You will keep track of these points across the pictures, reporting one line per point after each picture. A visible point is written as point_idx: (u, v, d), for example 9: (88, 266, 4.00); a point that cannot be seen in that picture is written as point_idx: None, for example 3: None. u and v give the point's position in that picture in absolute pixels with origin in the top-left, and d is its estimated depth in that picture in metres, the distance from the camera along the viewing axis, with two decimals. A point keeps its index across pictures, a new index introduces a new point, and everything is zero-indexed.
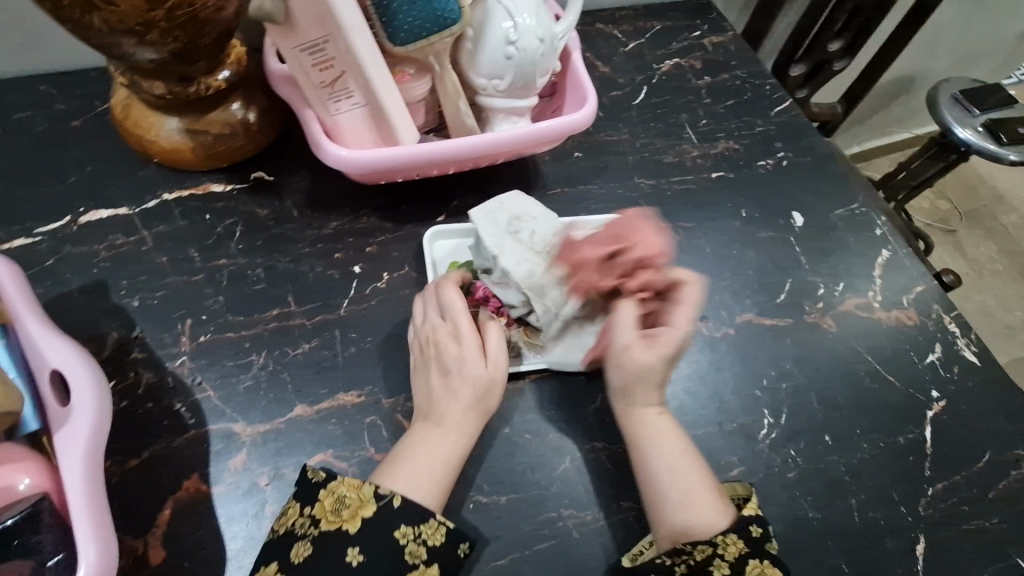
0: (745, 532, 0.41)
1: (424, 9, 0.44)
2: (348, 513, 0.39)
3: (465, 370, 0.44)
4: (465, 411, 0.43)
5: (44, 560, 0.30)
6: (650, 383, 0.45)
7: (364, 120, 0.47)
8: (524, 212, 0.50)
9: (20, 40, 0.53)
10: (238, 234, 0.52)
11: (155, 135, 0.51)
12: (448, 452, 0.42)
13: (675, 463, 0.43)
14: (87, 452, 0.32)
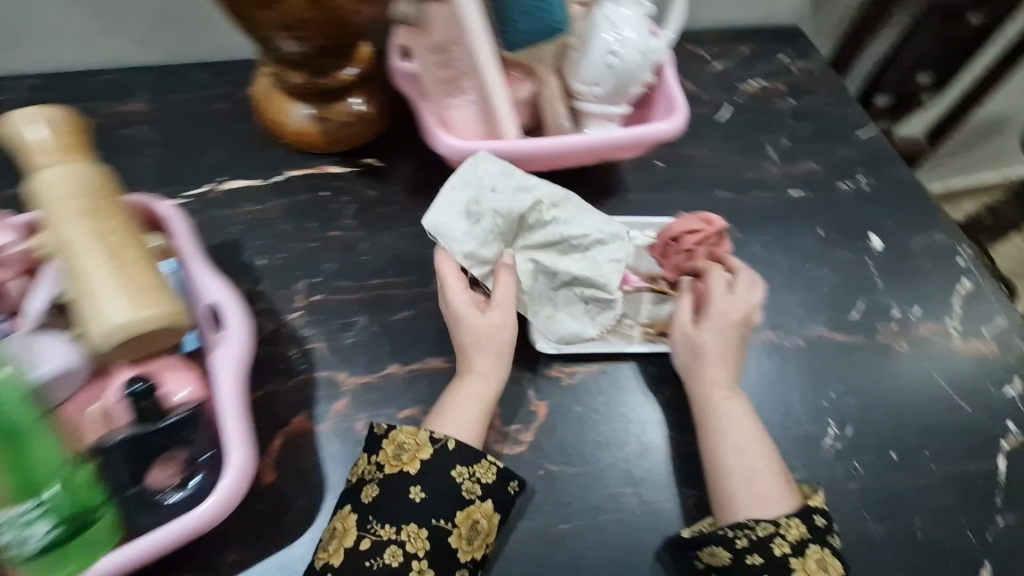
0: (808, 519, 0.44)
1: (535, 20, 0.49)
2: (408, 457, 0.43)
3: (472, 325, 0.48)
4: (493, 347, 0.48)
5: (198, 456, 0.36)
6: (713, 362, 0.50)
7: (475, 116, 0.51)
8: (484, 182, 0.49)
9: (187, 32, 0.61)
10: (350, 211, 0.59)
11: (287, 119, 0.59)
12: (484, 393, 0.47)
13: (737, 445, 0.47)
14: (237, 373, 0.39)
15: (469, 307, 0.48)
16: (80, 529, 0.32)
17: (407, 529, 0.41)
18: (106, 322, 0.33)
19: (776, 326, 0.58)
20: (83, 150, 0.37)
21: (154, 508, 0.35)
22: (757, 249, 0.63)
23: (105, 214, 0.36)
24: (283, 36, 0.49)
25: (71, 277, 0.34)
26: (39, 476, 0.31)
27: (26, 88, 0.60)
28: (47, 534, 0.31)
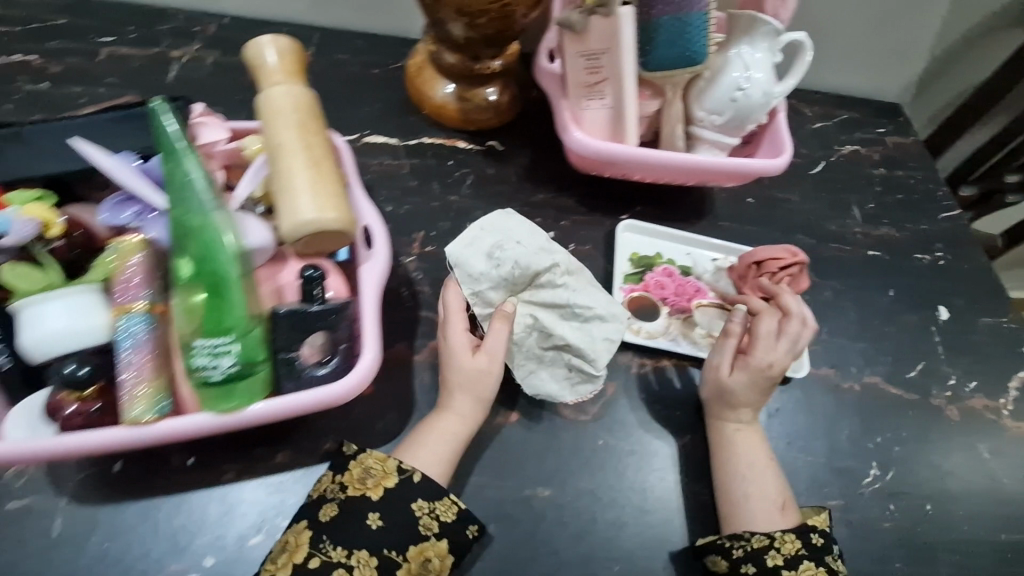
0: (804, 537, 0.48)
1: (679, 49, 0.55)
2: (373, 482, 0.44)
3: (462, 363, 0.49)
4: (474, 392, 0.49)
5: (337, 341, 0.42)
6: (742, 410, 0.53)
7: (605, 118, 0.58)
8: (508, 236, 0.52)
9: (358, 5, 0.70)
10: (469, 182, 0.65)
11: (433, 93, 0.66)
12: (453, 431, 0.48)
13: (743, 475, 0.51)
14: (378, 284, 0.45)
15: (460, 341, 0.49)
16: (246, 374, 0.38)
17: (357, 556, 0.42)
18: (299, 217, 0.40)
19: (837, 366, 0.62)
20: (299, 77, 0.44)
21: (297, 378, 0.41)
22: (829, 295, 0.67)
23: (310, 130, 0.42)
24: (454, 16, 0.56)
25: (275, 176, 0.41)
26: (228, 321, 0.37)
27: (217, 24, 0.69)
28: (224, 369, 0.37)
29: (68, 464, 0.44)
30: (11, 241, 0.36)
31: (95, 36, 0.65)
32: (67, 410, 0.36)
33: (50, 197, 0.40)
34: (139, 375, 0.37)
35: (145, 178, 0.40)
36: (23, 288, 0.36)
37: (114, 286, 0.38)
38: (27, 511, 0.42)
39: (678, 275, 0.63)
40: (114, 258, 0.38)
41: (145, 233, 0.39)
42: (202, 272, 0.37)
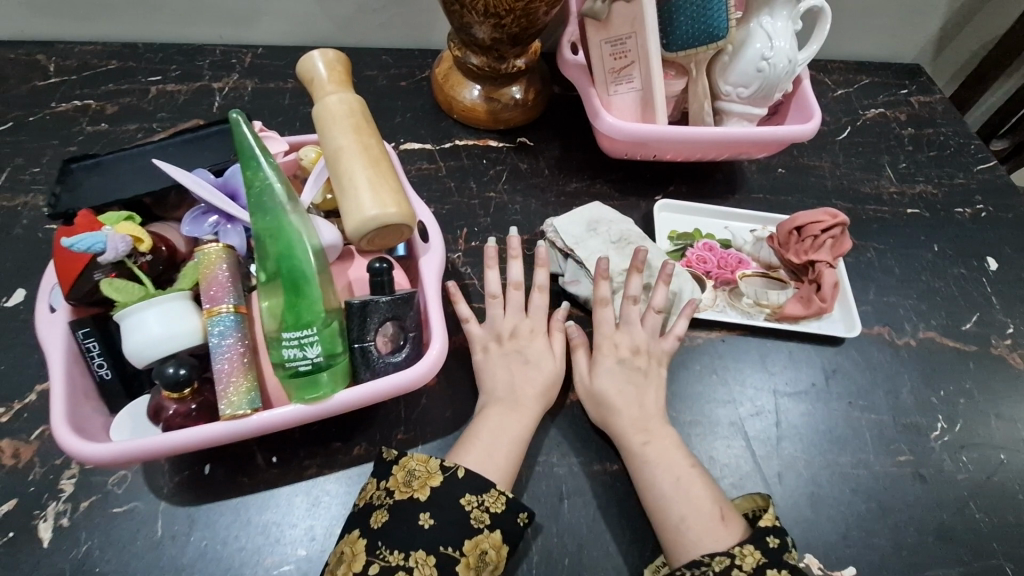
0: (762, 543, 0.43)
1: (701, 25, 0.57)
2: (418, 483, 0.43)
3: (549, 368, 0.51)
4: (538, 388, 0.50)
5: (405, 327, 0.43)
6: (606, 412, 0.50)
7: (634, 101, 0.60)
8: (602, 218, 0.61)
9: (380, 23, 0.72)
10: (505, 177, 0.68)
11: (462, 97, 0.69)
12: (503, 416, 0.48)
13: (671, 485, 0.46)
14: (438, 274, 0.48)
15: (537, 340, 0.53)
16: (330, 364, 0.40)
17: (415, 556, 0.40)
18: (364, 214, 0.43)
19: (891, 323, 0.62)
20: (348, 85, 0.49)
21: (374, 368, 0.43)
22: (873, 255, 0.67)
23: (366, 134, 0.46)
24: (480, 19, 0.59)
25: (338, 178, 0.45)
26: (310, 311, 0.40)
27: (252, 54, 0.73)
28: (309, 359, 0.40)
29: (164, 468, 0.46)
30: (109, 257, 0.41)
31: (143, 76, 0.69)
32: (170, 409, 0.40)
33: (135, 215, 0.44)
34: (231, 369, 0.40)
35: (216, 192, 0.45)
36: (121, 299, 0.40)
37: (202, 289, 0.41)
38: (130, 514, 0.44)
39: (718, 248, 0.63)
40: (201, 264, 0.42)
41: (223, 243, 0.44)
42: (283, 270, 0.40)
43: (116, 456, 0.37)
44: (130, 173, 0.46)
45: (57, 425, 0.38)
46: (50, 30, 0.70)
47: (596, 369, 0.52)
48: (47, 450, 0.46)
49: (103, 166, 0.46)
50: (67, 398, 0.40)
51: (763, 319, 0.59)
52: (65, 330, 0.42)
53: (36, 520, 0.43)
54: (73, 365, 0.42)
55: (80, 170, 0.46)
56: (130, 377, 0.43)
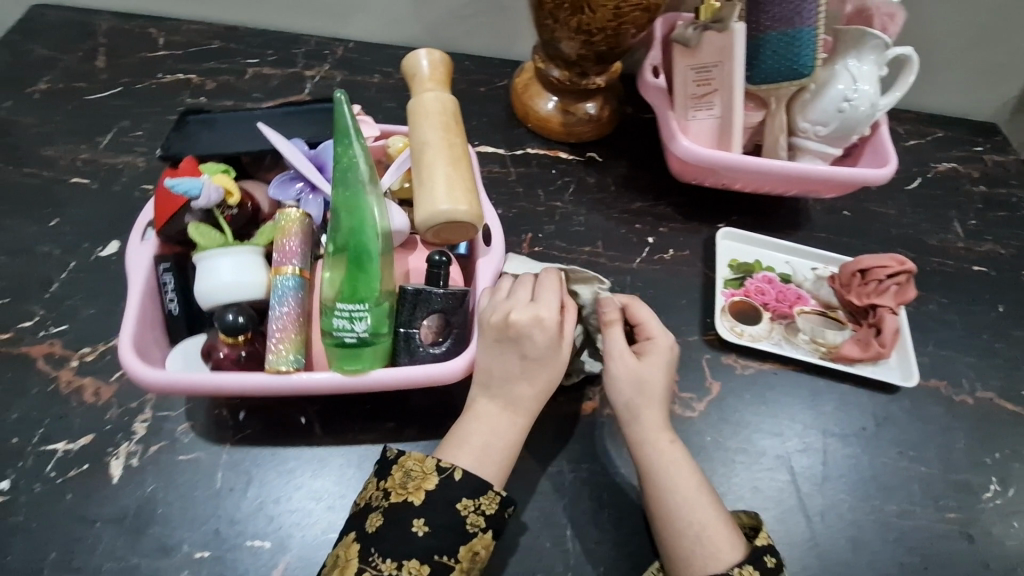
0: (759, 563, 0.43)
1: (786, 62, 0.58)
2: (414, 485, 0.42)
3: (551, 361, 0.46)
4: (536, 387, 0.45)
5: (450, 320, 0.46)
6: (648, 411, 0.48)
7: (711, 127, 0.61)
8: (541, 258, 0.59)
9: (468, 30, 0.75)
10: (571, 189, 0.69)
11: (537, 108, 0.71)
12: (495, 412, 0.45)
13: (686, 497, 0.45)
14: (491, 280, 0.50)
15: (540, 332, 0.45)
16: (373, 341, 0.43)
17: (409, 566, 0.39)
18: (436, 207, 0.45)
19: (948, 378, 0.61)
20: (445, 87, 0.51)
21: (413, 354, 0.46)
22: (934, 307, 0.66)
23: (452, 133, 0.49)
24: (570, 34, 0.60)
25: (419, 170, 0.47)
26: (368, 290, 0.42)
27: (344, 48, 0.76)
28: (357, 333, 0.42)
29: (228, 424, 0.48)
30: (200, 203, 0.45)
31: (241, 58, 0.74)
32: (220, 352, 0.43)
33: (231, 169, 0.48)
34: (285, 331, 0.43)
35: (309, 164, 0.48)
36: (202, 243, 0.44)
37: (275, 249, 0.45)
38: (194, 463, 0.46)
39: (778, 282, 0.64)
40: (280, 225, 0.46)
41: (303, 210, 0.47)
42: (351, 247, 0.43)
43: (165, 384, 0.40)
44: (239, 133, 0.50)
45: (124, 345, 0.41)
46: (164, 7, 0.74)
47: (649, 353, 0.50)
48: (126, 392, 0.49)
49: (216, 122, 0.51)
50: (137, 321, 0.43)
51: (817, 357, 0.59)
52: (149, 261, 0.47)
53: (109, 457, 0.46)
54: (149, 294, 0.46)
55: (197, 123, 0.51)
56: (194, 316, 0.47)
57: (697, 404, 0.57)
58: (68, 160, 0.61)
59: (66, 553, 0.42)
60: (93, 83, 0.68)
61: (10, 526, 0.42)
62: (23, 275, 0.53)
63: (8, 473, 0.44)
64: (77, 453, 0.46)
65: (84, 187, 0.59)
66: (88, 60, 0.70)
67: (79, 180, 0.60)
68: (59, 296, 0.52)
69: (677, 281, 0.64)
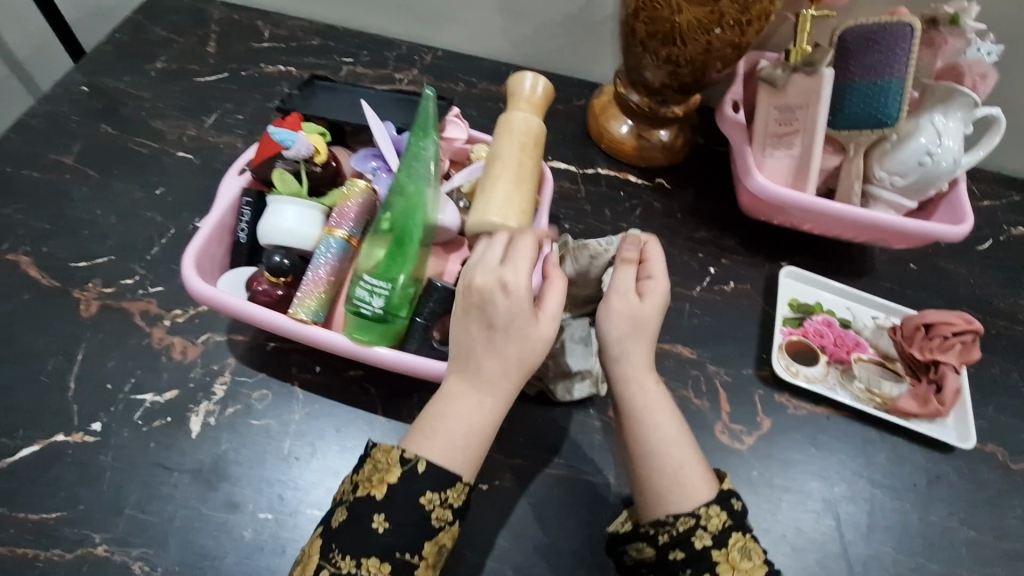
0: (727, 506, 0.43)
1: (871, 112, 0.59)
2: (377, 479, 0.40)
3: (521, 332, 0.42)
4: (505, 362, 0.42)
5: None
6: (635, 349, 0.47)
7: (788, 166, 0.62)
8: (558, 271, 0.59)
9: (553, 49, 0.78)
10: (638, 212, 0.71)
11: (612, 130, 0.73)
12: (466, 394, 0.42)
13: (664, 437, 0.45)
14: None
15: (507, 298, 0.42)
16: (386, 320, 0.43)
17: (368, 565, 0.38)
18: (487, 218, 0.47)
19: (1007, 446, 0.60)
20: (540, 112, 0.54)
21: (424, 344, 0.46)
22: (998, 372, 0.64)
23: (528, 154, 0.51)
24: (657, 63, 0.62)
25: (485, 181, 0.49)
26: (395, 269, 0.43)
27: (432, 55, 0.80)
28: (373, 307, 0.43)
29: (299, 397, 0.51)
30: (291, 154, 0.47)
31: (338, 56, 0.78)
32: (259, 287, 0.45)
33: (328, 135, 0.50)
34: (315, 283, 0.44)
35: (390, 145, 0.49)
36: (279, 187, 0.47)
37: (334, 211, 0.47)
38: (265, 430, 0.49)
39: (837, 326, 0.63)
40: (346, 191, 0.47)
41: (371, 185, 0.49)
42: (395, 227, 0.44)
43: (209, 300, 0.44)
44: (349, 104, 0.53)
45: (189, 253, 0.45)
46: (273, 2, 0.80)
47: (649, 295, 0.48)
48: (210, 354, 0.52)
49: (337, 91, 0.54)
50: (207, 236, 0.47)
51: (872, 408, 0.58)
52: (237, 191, 0.50)
53: (190, 413, 0.49)
54: (227, 219, 0.49)
55: (318, 87, 0.55)
56: (258, 249, 0.49)
57: (747, 437, 0.57)
58: (175, 135, 0.66)
59: (145, 496, 0.45)
60: (204, 66, 0.74)
61: (99, 464, 0.46)
62: (130, 236, 0.58)
63: (101, 416, 0.48)
64: (163, 406, 0.49)
65: (188, 160, 0.64)
66: (201, 44, 0.76)
67: (183, 154, 0.64)
68: (158, 259, 0.57)
69: (736, 314, 0.64)
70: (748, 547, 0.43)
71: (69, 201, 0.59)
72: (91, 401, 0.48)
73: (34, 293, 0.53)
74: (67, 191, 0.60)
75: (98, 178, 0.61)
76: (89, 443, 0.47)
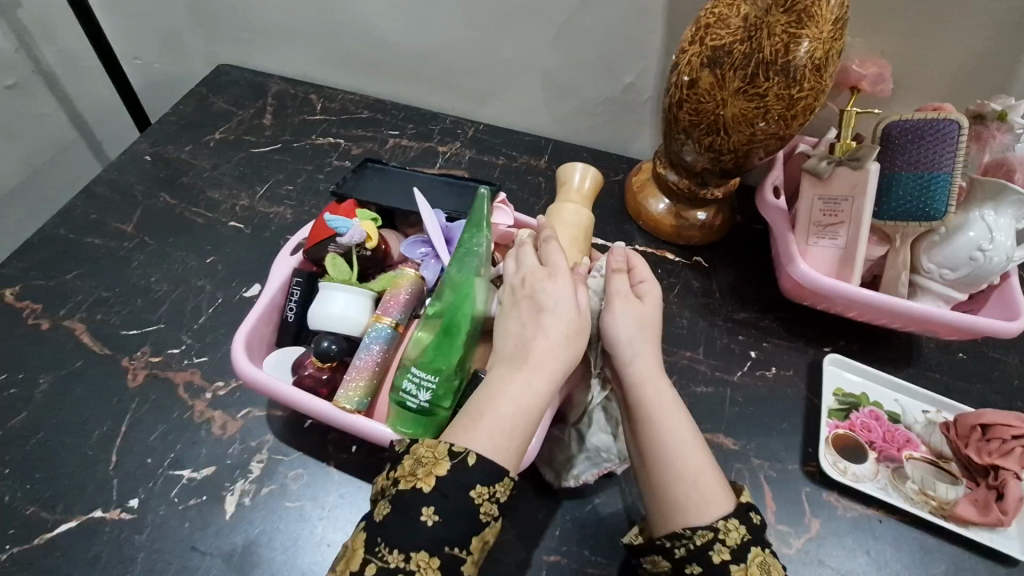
0: (745, 518, 0.41)
1: (917, 205, 0.59)
2: (423, 472, 0.38)
3: (566, 314, 0.45)
4: (552, 344, 0.44)
5: None
6: (643, 350, 0.48)
7: (833, 255, 0.61)
8: None
9: (593, 126, 0.80)
10: (676, 291, 0.70)
11: (650, 208, 0.73)
12: (513, 382, 0.42)
13: (679, 442, 0.44)
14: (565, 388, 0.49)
15: (555, 284, 0.46)
16: (431, 412, 0.43)
17: (417, 559, 0.36)
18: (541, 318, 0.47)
19: None
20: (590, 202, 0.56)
21: None
22: None
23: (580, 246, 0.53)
24: (700, 149, 0.63)
25: None
26: (442, 362, 0.44)
27: (475, 129, 0.83)
28: (419, 400, 0.43)
29: (334, 478, 0.50)
30: (344, 241, 0.48)
31: (385, 129, 0.81)
32: (305, 371, 0.46)
33: (379, 220, 0.52)
34: (360, 370, 0.45)
35: (438, 232, 0.50)
36: (331, 272, 0.47)
37: (383, 298, 0.47)
38: (300, 512, 0.48)
39: (886, 420, 0.61)
40: (395, 278, 0.48)
41: (420, 273, 0.49)
42: (443, 319, 0.45)
43: (255, 382, 0.44)
44: (400, 187, 0.55)
45: (240, 333, 0.46)
46: (328, 77, 0.84)
47: (647, 296, 0.51)
48: (249, 430, 0.52)
49: (387, 174, 0.56)
50: (259, 317, 0.48)
51: (927, 512, 0.55)
52: (289, 271, 0.51)
53: (226, 492, 0.49)
54: (278, 299, 0.50)
55: (371, 168, 0.57)
56: (304, 329, 0.50)
57: (795, 540, 0.54)
58: (229, 205, 0.69)
59: None
60: (259, 137, 0.77)
61: (134, 543, 0.46)
62: (181, 306, 0.59)
63: (140, 491, 0.48)
64: (199, 483, 0.49)
65: (239, 230, 0.66)
66: (258, 116, 0.80)
67: (235, 223, 0.67)
68: (205, 329, 0.58)
69: (779, 403, 0.63)
70: (768, 565, 0.40)
71: (127, 268, 0.61)
72: (132, 474, 0.49)
73: (86, 361, 0.54)
74: (125, 258, 0.62)
75: (155, 246, 0.64)
76: (126, 519, 0.47)
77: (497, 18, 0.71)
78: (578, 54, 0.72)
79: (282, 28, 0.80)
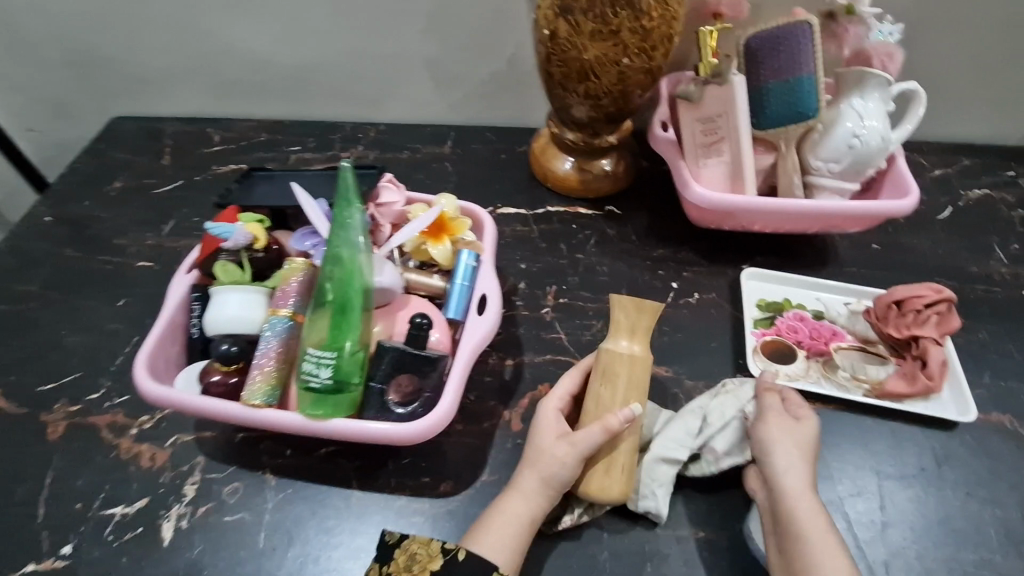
0: None
1: (790, 108, 0.61)
2: (418, 568, 0.43)
3: (540, 444, 0.47)
4: (539, 472, 0.46)
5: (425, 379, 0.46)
6: (800, 462, 0.47)
7: (723, 172, 0.63)
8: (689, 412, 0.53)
9: (487, 104, 0.81)
10: (593, 241, 0.71)
11: (554, 168, 0.74)
12: (516, 503, 0.45)
13: (823, 541, 0.43)
14: (477, 341, 0.49)
15: (543, 424, 0.48)
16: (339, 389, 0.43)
17: None
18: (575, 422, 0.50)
19: (1011, 412, 0.57)
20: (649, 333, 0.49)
21: (380, 409, 0.45)
22: (985, 336, 0.62)
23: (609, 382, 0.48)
24: (581, 99, 0.64)
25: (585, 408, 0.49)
26: (340, 338, 0.44)
27: (376, 130, 0.84)
28: (322, 378, 0.43)
29: (271, 483, 0.50)
30: (230, 245, 0.49)
31: (286, 147, 0.82)
32: (213, 377, 0.46)
33: (266, 220, 0.53)
34: (266, 364, 0.45)
35: (324, 219, 0.51)
36: (223, 278, 0.48)
37: (278, 291, 0.48)
38: (240, 524, 0.48)
39: (810, 318, 0.63)
40: (286, 271, 0.48)
41: (311, 261, 0.50)
42: (333, 299, 0.45)
43: (160, 400, 0.44)
44: (285, 188, 0.55)
45: (140, 357, 0.46)
46: (220, 110, 0.85)
47: (804, 418, 0.50)
48: (179, 456, 0.51)
49: (274, 178, 0.57)
50: (159, 338, 0.48)
51: (861, 395, 0.57)
52: (185, 290, 0.51)
53: (161, 520, 0.48)
54: (178, 318, 0.50)
55: (257, 177, 0.57)
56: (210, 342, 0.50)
57: None
58: (135, 247, 0.68)
59: None
60: (160, 178, 0.77)
61: None
62: (95, 351, 0.58)
63: (72, 537, 0.47)
64: (133, 517, 0.48)
65: (148, 269, 0.66)
66: (157, 159, 0.80)
67: (143, 263, 0.66)
68: (122, 369, 0.57)
69: (706, 325, 0.64)
70: None
71: (36, 326, 0.61)
72: (62, 523, 0.48)
73: (2, 423, 0.53)
74: (33, 317, 0.61)
75: (63, 300, 0.63)
76: (60, 567, 0.46)
77: (367, 18, 0.72)
78: (454, 37, 0.73)
79: (163, 71, 0.81)
